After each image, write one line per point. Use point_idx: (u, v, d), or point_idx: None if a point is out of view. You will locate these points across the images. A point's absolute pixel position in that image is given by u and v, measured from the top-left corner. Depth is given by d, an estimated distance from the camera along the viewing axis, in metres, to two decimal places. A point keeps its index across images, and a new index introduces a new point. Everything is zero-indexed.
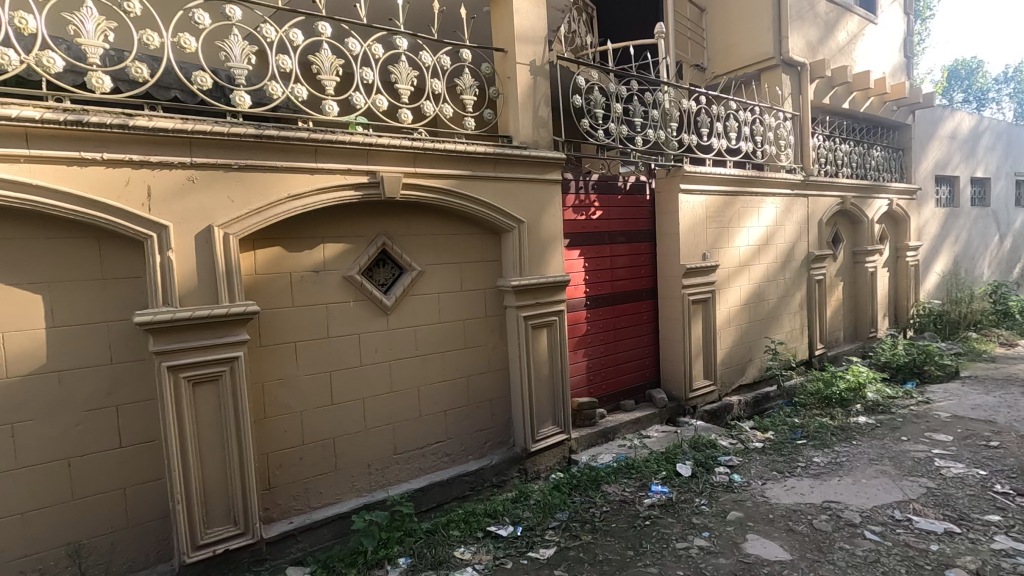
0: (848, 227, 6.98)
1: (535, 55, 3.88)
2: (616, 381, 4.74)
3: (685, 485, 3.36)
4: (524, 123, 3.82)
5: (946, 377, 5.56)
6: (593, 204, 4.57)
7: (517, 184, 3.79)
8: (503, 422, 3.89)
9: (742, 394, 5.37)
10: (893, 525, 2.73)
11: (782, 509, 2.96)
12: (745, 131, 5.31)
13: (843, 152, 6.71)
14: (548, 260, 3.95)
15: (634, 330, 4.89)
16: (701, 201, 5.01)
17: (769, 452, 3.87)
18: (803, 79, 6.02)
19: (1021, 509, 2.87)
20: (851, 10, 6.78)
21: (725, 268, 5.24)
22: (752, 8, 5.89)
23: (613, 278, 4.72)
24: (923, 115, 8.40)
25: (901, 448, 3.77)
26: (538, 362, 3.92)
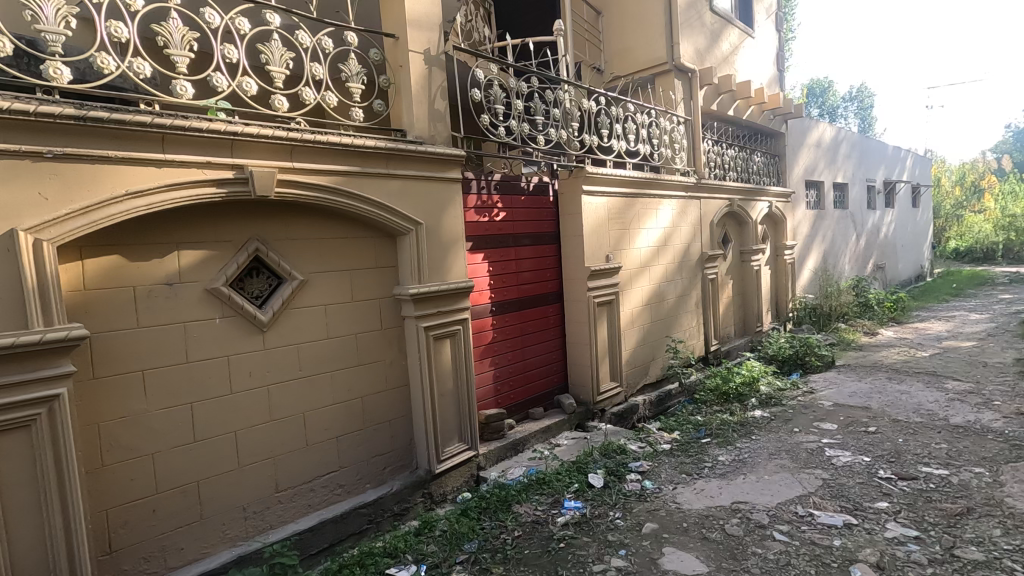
0: (735, 228, 7.35)
1: (429, 44, 3.59)
2: (524, 390, 4.56)
3: (597, 497, 3.25)
4: (420, 118, 3.52)
5: (825, 366, 6.00)
6: (496, 205, 4.36)
7: (414, 182, 3.46)
8: (404, 443, 3.55)
9: (647, 393, 5.43)
10: (797, 522, 2.80)
11: (694, 516, 2.97)
12: (643, 134, 5.37)
13: (729, 156, 7.07)
14: (449, 265, 3.66)
15: (541, 335, 4.75)
16: (604, 203, 4.98)
17: (677, 454, 3.89)
18: (693, 85, 6.24)
19: (904, 493, 3.04)
20: (733, 22, 7.17)
21: (627, 269, 5.25)
22: (646, 14, 6.01)
23: (518, 282, 4.54)
24: (794, 124, 9.11)
25: (795, 440, 3.94)
26: (442, 376, 3.61)
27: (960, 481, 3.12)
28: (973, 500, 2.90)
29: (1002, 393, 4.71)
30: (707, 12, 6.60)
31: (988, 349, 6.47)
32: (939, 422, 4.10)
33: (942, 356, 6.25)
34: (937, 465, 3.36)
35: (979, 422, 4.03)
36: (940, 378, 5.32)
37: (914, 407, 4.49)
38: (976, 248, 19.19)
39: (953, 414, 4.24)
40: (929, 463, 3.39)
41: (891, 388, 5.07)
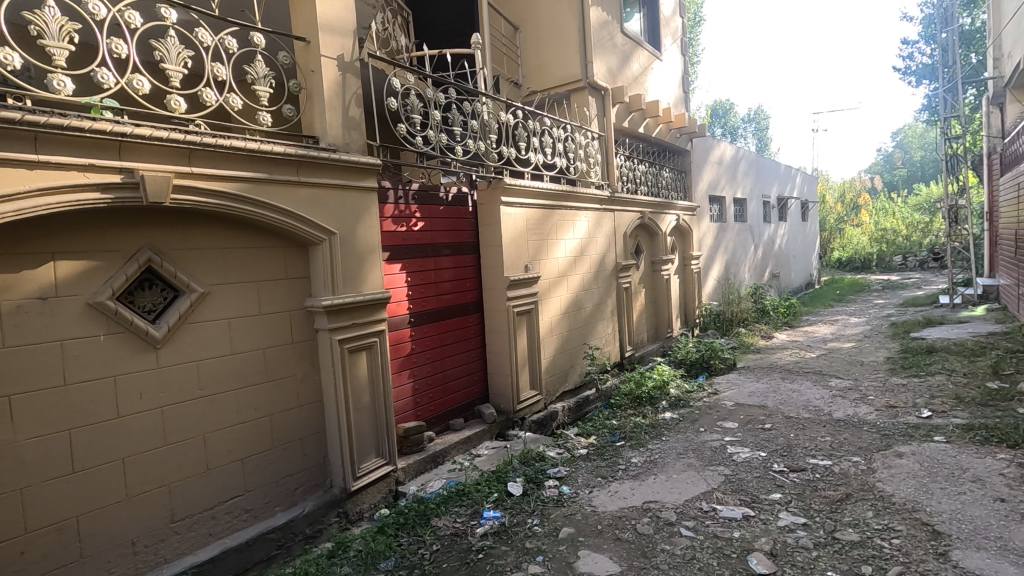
0: (647, 239, 7.74)
1: (343, 49, 3.51)
2: (444, 401, 4.53)
3: (516, 506, 3.28)
4: (333, 124, 3.42)
5: (727, 368, 6.43)
6: (414, 215, 4.31)
7: (327, 190, 3.36)
8: (317, 462, 3.41)
9: (566, 400, 5.56)
10: (702, 517, 2.98)
11: (608, 518, 3.07)
12: (559, 148, 5.53)
13: (640, 172, 7.44)
14: (365, 275, 3.58)
15: (461, 345, 4.74)
16: (522, 214, 5.07)
17: (593, 458, 4.01)
18: (606, 102, 6.53)
19: (794, 484, 3.31)
20: (642, 45, 7.58)
21: (546, 279, 5.37)
22: (561, 32, 6.22)
23: (437, 292, 4.51)
24: (699, 143, 9.75)
25: (701, 439, 4.19)
26: (358, 390, 3.50)
27: (841, 470, 3.45)
28: (851, 486, 3.22)
29: (875, 388, 5.27)
30: (618, 34, 6.94)
31: (864, 349, 7.23)
32: (824, 417, 4.51)
33: (827, 357, 6.90)
34: (822, 456, 3.70)
35: (857, 415, 4.48)
36: (825, 377, 5.87)
37: (803, 403, 4.92)
38: (855, 258, 21.42)
39: (836, 409, 4.69)
40: (815, 455, 3.73)
41: (785, 387, 5.52)
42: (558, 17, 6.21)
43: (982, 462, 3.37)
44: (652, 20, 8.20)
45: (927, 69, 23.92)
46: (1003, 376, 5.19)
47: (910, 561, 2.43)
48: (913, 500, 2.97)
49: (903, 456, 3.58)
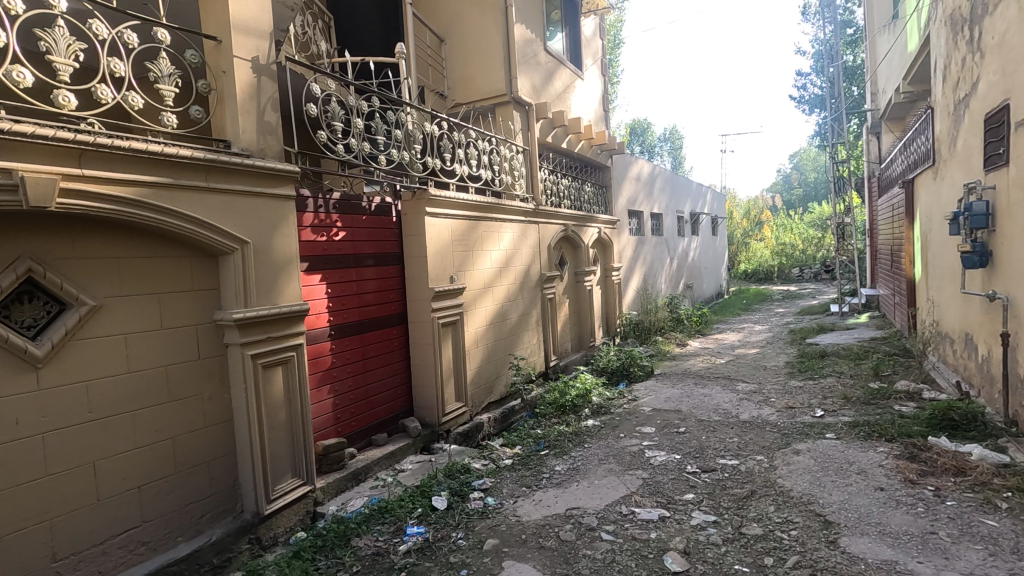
0: (570, 251, 7.95)
1: (258, 51, 3.37)
2: (367, 416, 4.40)
3: (440, 520, 3.24)
4: (246, 129, 3.26)
5: (646, 375, 6.72)
6: (335, 224, 4.19)
7: (240, 198, 3.18)
8: (226, 486, 3.19)
9: (492, 411, 5.57)
10: (621, 520, 3.08)
11: (532, 526, 3.10)
12: (484, 160, 5.59)
13: (563, 186, 7.66)
14: (281, 286, 3.42)
15: (385, 358, 4.64)
16: (447, 225, 5.06)
17: (518, 468, 4.05)
18: (530, 117, 6.68)
19: (706, 483, 3.51)
20: (564, 63, 7.82)
21: (471, 290, 5.38)
22: (486, 47, 6.31)
23: (360, 304, 4.40)
24: (619, 159, 10.17)
25: (621, 445, 4.34)
26: (273, 407, 3.32)
27: (746, 468, 3.70)
28: (756, 483, 3.45)
29: (776, 391, 5.70)
30: (542, 52, 7.13)
31: (767, 354, 7.81)
32: (732, 419, 4.82)
33: (735, 362, 7.38)
34: (730, 456, 3.95)
35: (761, 416, 4.82)
36: (733, 381, 6.28)
37: (714, 407, 5.23)
38: (759, 270, 23.10)
39: (742, 412, 5.02)
40: (724, 455, 3.97)
41: (697, 392, 5.85)
42: (483, 33, 6.30)
43: (865, 455, 3.74)
44: (574, 41, 8.50)
45: (817, 99, 26.40)
46: (882, 377, 5.78)
47: (805, 550, 2.64)
48: (809, 494, 3.24)
49: (800, 453, 3.89)
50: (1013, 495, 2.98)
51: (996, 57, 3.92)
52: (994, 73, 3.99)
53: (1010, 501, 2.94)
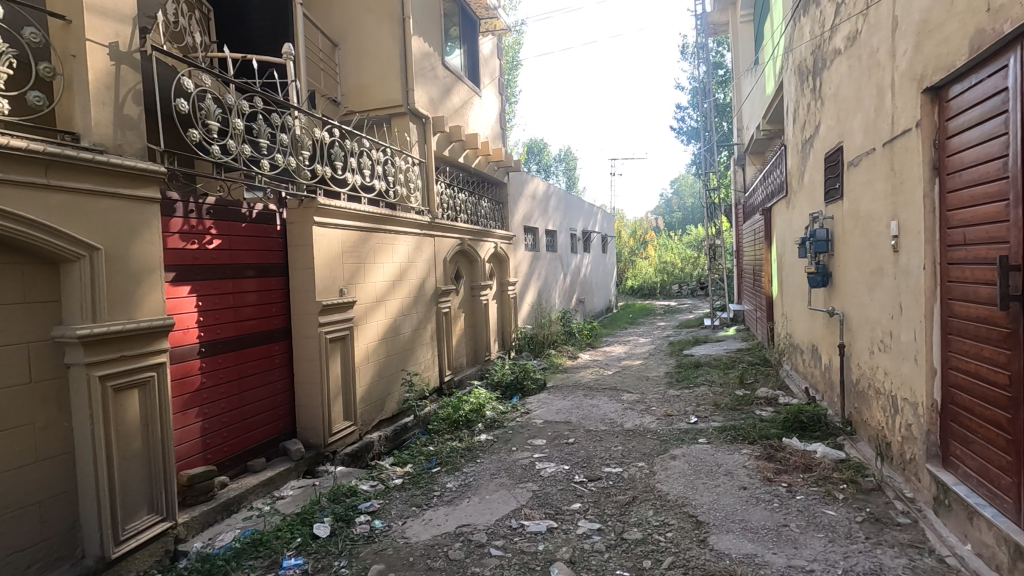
0: (467, 265, 7.96)
1: (117, 38, 3.03)
2: (242, 440, 4.05)
3: (322, 549, 3.05)
4: (100, 122, 2.91)
5: (538, 389, 6.87)
6: (209, 231, 3.84)
7: (91, 199, 2.81)
8: (64, 528, 2.77)
9: (382, 429, 5.37)
10: (510, 535, 3.09)
11: (421, 548, 3.01)
12: (378, 171, 5.44)
13: (460, 200, 7.67)
14: (139, 299, 3.06)
15: (264, 377, 4.30)
16: (337, 235, 4.84)
17: (408, 487, 3.93)
18: (426, 130, 6.63)
19: (592, 492, 3.64)
20: (462, 80, 7.88)
21: (362, 303, 5.18)
22: (382, 56, 6.19)
23: (235, 318, 4.05)
24: (515, 176, 10.40)
25: (513, 458, 4.38)
26: (126, 435, 2.94)
27: (629, 475, 3.88)
28: (637, 489, 3.63)
29: (657, 400, 6.07)
30: (440, 66, 7.14)
31: (649, 365, 8.33)
32: (617, 428, 5.05)
33: (621, 374, 7.78)
34: (615, 464, 4.13)
35: (643, 425, 5.11)
36: (619, 392, 6.60)
37: (601, 417, 5.46)
38: (643, 286, 24.66)
39: (626, 421, 5.28)
40: (609, 464, 4.15)
41: (586, 403, 6.07)
42: (378, 42, 6.19)
43: (731, 457, 4.08)
44: (472, 58, 8.62)
45: (693, 130, 28.97)
46: (746, 385, 6.38)
47: (679, 550, 2.81)
48: (683, 496, 3.47)
49: (676, 458, 4.16)
50: (848, 487, 3.40)
51: (833, 105, 4.54)
52: (831, 118, 4.61)
53: (846, 492, 3.36)
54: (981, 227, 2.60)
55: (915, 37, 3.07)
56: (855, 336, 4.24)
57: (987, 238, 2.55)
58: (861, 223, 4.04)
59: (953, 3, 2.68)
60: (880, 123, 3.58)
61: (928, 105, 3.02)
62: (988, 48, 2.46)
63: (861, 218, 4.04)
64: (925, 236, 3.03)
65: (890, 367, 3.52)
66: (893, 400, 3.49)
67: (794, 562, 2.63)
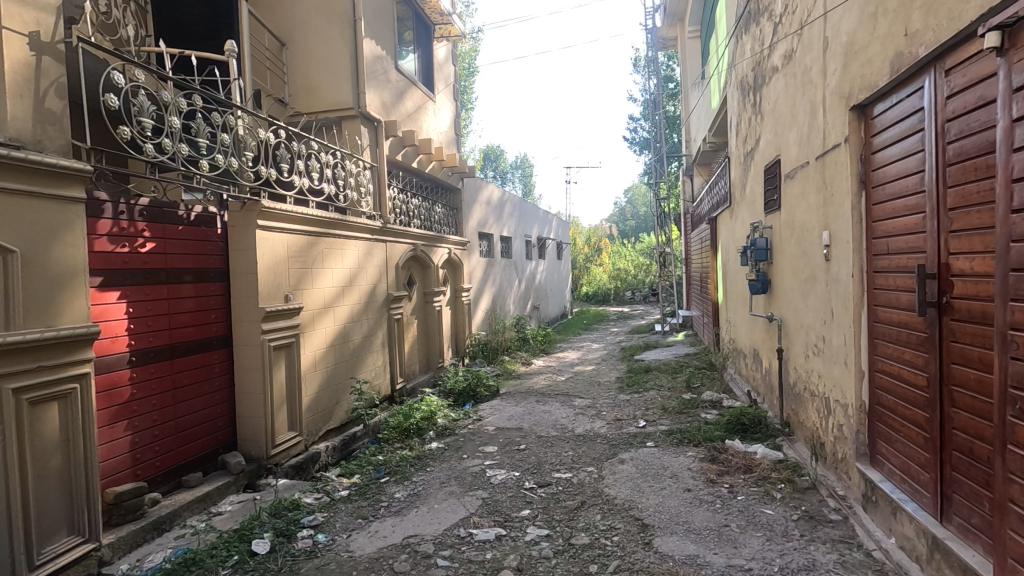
0: (419, 271, 7.86)
1: (38, 26, 2.85)
2: (176, 454, 3.85)
3: (260, 566, 2.92)
4: (18, 115, 2.71)
5: (491, 395, 6.85)
6: (141, 233, 3.64)
7: (5, 197, 2.62)
8: None
9: (330, 439, 5.22)
10: (458, 544, 3.05)
11: (365, 561, 2.93)
12: (327, 174, 5.30)
13: (413, 205, 7.58)
14: (60, 305, 2.86)
15: (201, 387, 4.11)
16: (282, 239, 4.69)
17: (354, 499, 3.82)
18: (378, 134, 6.51)
19: (541, 498, 3.64)
20: (415, 84, 7.81)
21: (309, 310, 5.02)
22: (331, 57, 6.07)
23: (170, 326, 3.85)
24: (470, 183, 10.37)
25: (463, 466, 4.33)
26: (43, 451, 2.74)
27: (578, 481, 3.91)
28: (586, 494, 3.66)
29: (607, 405, 6.15)
30: (392, 70, 7.05)
31: (601, 371, 8.44)
32: (568, 434, 5.08)
33: (573, 379, 7.85)
34: (565, 470, 4.15)
35: (593, 430, 5.16)
36: (571, 397, 6.66)
37: (552, 423, 5.48)
38: (597, 292, 25.07)
39: (577, 426, 5.33)
40: (559, 469, 4.16)
41: (538, 409, 6.09)
42: (328, 42, 6.06)
43: (677, 460, 4.17)
44: (426, 63, 8.55)
45: (646, 141, 29.75)
46: (693, 389, 6.56)
47: (624, 554, 2.84)
48: (630, 500, 3.52)
49: (624, 462, 4.22)
50: (785, 486, 3.54)
51: (771, 120, 4.75)
52: (770, 133, 4.82)
53: (783, 491, 3.49)
54: (901, 237, 2.78)
55: (843, 57, 3.25)
56: (792, 340, 4.43)
57: (907, 248, 2.71)
58: (796, 233, 4.23)
59: (875, 27, 2.85)
60: (813, 138, 3.76)
61: (855, 122, 3.19)
62: (906, 70, 2.62)
63: (796, 228, 4.23)
64: (853, 246, 3.20)
65: (823, 370, 3.69)
66: (826, 402, 3.65)
67: (734, 561, 2.71)
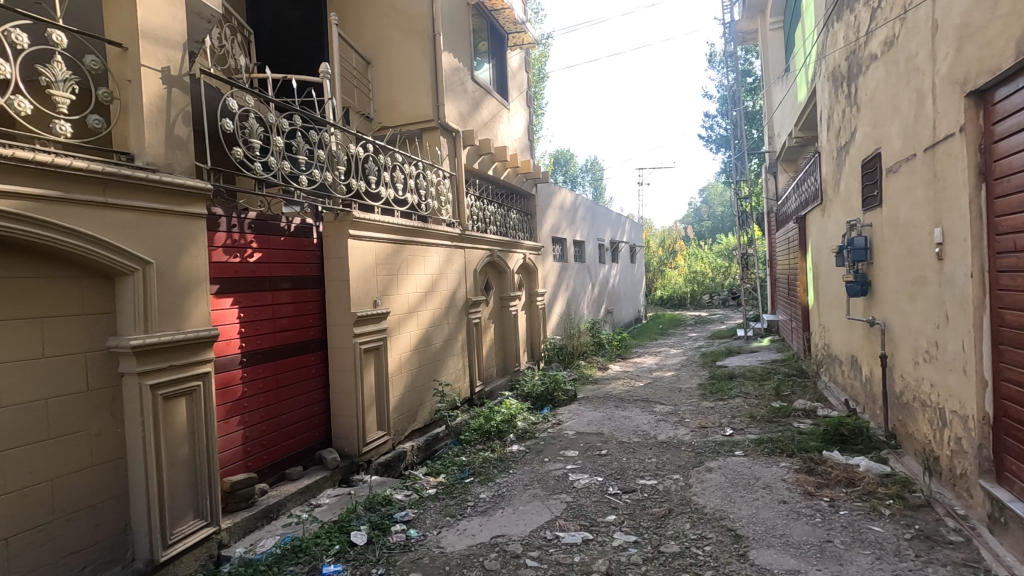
0: (496, 276, 8.01)
1: (169, 62, 3.20)
2: (280, 448, 4.15)
3: (360, 557, 3.10)
4: (153, 142, 3.06)
5: (569, 400, 6.85)
6: (250, 245, 3.97)
7: (143, 216, 2.95)
8: (115, 531, 2.88)
9: (415, 439, 5.43)
10: (545, 546, 3.08)
11: (456, 557, 3.04)
12: (410, 184, 5.54)
13: (489, 212, 7.74)
14: (187, 311, 3.18)
15: (300, 387, 4.41)
16: (371, 248, 4.95)
17: (442, 497, 3.95)
18: (457, 144, 6.72)
19: (627, 504, 3.60)
20: (490, 93, 8.00)
21: (395, 314, 5.26)
22: (413, 72, 6.34)
23: (274, 329, 4.17)
24: (543, 188, 10.46)
25: (545, 469, 4.37)
26: (174, 441, 3.05)
27: (664, 488, 3.83)
28: (673, 501, 3.59)
29: (690, 412, 5.98)
30: (469, 81, 7.26)
31: (681, 376, 8.21)
32: (650, 440, 4.99)
33: (652, 385, 7.70)
34: (649, 476, 4.08)
35: (676, 437, 5.04)
36: (651, 403, 6.53)
37: (633, 429, 5.40)
38: (673, 296, 24.34)
39: (660, 432, 5.22)
40: (644, 476, 4.10)
41: (618, 414, 6.02)
42: (409, 59, 6.35)
43: (769, 470, 4.00)
44: (501, 72, 8.73)
45: (722, 139, 28.67)
46: (783, 397, 6.24)
47: (719, 564, 2.76)
48: (721, 509, 3.41)
49: (712, 471, 4.09)
50: (895, 502, 3.30)
51: (868, 112, 4.47)
52: (867, 125, 4.53)
53: (892, 508, 3.25)
54: None
55: (956, 41, 3.01)
56: (898, 346, 4.12)
57: None
58: (901, 231, 3.94)
59: (996, 5, 2.63)
60: (920, 128, 3.50)
61: (971, 109, 2.94)
62: None
63: (900, 225, 3.95)
64: (971, 244, 2.94)
65: (937, 379, 3.41)
66: (940, 413, 3.37)
67: None
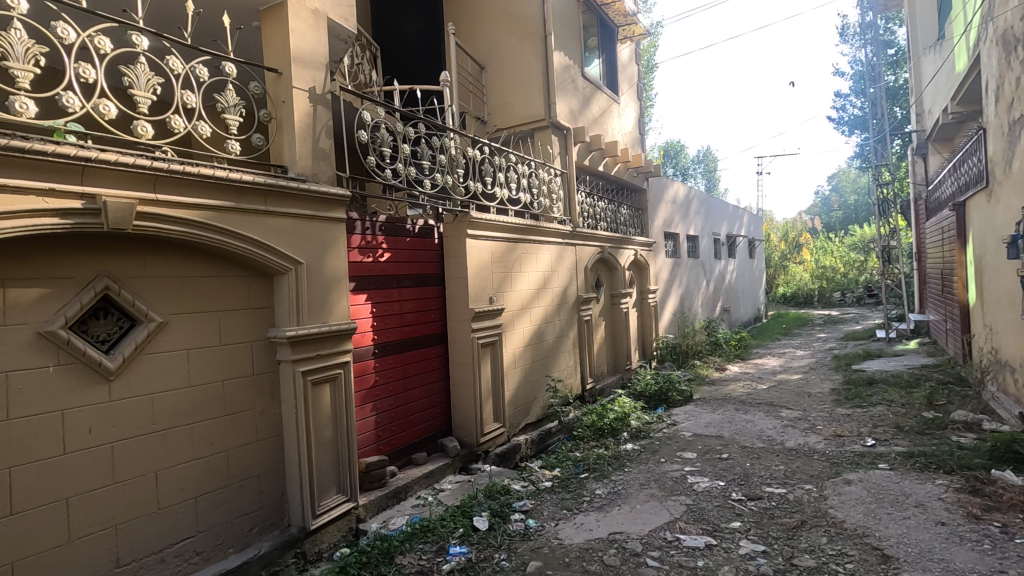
0: (606, 273, 7.94)
1: (314, 82, 3.56)
2: (407, 434, 4.47)
3: (483, 540, 3.25)
4: (303, 155, 3.43)
5: (684, 401, 6.61)
6: (380, 245, 4.31)
7: (295, 221, 3.33)
8: (274, 499, 3.28)
9: (528, 432, 5.56)
10: (666, 547, 3.03)
11: (575, 550, 3.08)
12: (523, 184, 5.68)
13: (599, 208, 7.68)
14: (331, 306, 3.53)
15: (424, 378, 4.70)
16: (487, 246, 5.14)
17: (558, 490, 4.02)
18: (568, 141, 6.75)
19: (753, 512, 3.42)
20: (601, 88, 7.93)
21: (509, 311, 5.42)
22: (525, 73, 6.48)
23: (401, 323, 4.49)
24: (655, 182, 10.16)
25: (662, 470, 4.27)
26: (320, 423, 3.41)
27: (795, 498, 3.59)
28: (806, 513, 3.35)
29: (822, 419, 5.51)
30: (580, 78, 7.25)
31: (810, 380, 7.58)
32: (777, 446, 4.69)
33: (776, 388, 7.19)
34: (777, 484, 3.84)
35: (807, 445, 4.67)
36: (776, 408, 6.11)
37: (757, 434, 5.09)
38: (798, 293, 22.46)
39: (788, 439, 4.88)
40: (770, 483, 3.87)
41: (739, 418, 5.71)
42: (522, 60, 6.49)
43: (922, 487, 3.58)
44: (611, 66, 8.62)
45: (856, 120, 25.94)
46: (937, 407, 5.54)
47: None
48: (863, 526, 3.12)
49: (851, 483, 3.75)
50: None
51: None
52: None
53: None
54: None
55: None
56: None
57: None
58: None
59: None
60: None
61: None
62: None
63: None
64: None
65: None
66: None
67: None
